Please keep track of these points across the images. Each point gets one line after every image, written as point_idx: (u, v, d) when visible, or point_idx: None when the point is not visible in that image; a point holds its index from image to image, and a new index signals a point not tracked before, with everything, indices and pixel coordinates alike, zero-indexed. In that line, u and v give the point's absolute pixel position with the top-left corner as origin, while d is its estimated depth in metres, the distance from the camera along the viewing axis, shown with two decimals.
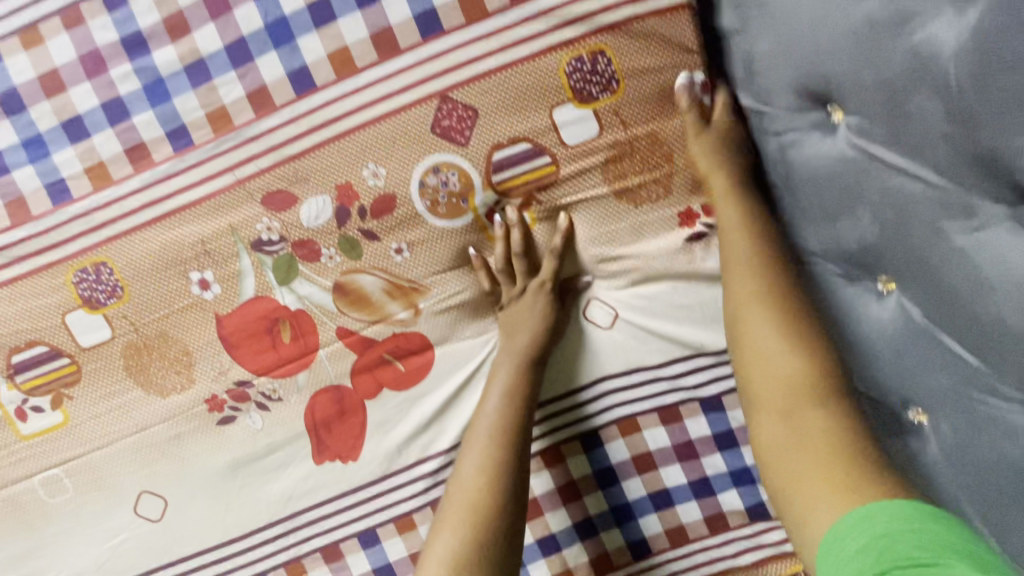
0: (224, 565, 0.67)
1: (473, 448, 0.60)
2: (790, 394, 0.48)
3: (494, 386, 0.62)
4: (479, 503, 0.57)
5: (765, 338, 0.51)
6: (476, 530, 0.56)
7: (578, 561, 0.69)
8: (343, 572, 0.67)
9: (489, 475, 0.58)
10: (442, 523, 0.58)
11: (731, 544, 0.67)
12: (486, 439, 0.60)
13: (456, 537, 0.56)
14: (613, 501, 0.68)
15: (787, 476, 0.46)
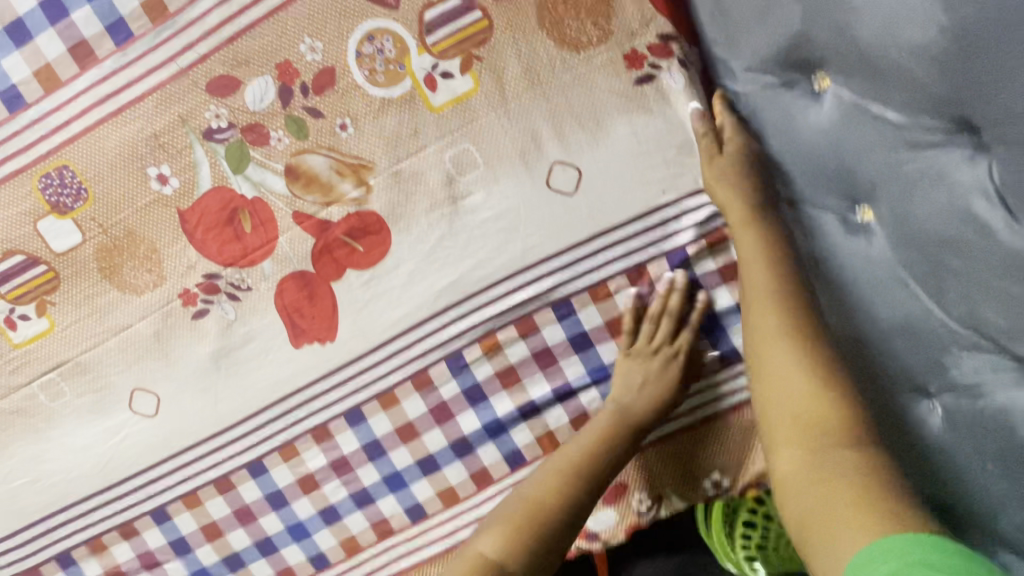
0: (221, 452, 0.70)
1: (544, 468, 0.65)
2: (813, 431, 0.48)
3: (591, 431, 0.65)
4: (534, 520, 0.62)
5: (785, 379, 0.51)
6: (520, 540, 0.61)
7: (560, 424, 0.70)
8: (333, 450, 0.70)
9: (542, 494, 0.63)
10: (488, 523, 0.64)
11: (705, 396, 0.68)
12: (568, 461, 0.65)
13: (505, 541, 0.61)
14: (591, 366, 0.69)
15: (812, 516, 0.44)
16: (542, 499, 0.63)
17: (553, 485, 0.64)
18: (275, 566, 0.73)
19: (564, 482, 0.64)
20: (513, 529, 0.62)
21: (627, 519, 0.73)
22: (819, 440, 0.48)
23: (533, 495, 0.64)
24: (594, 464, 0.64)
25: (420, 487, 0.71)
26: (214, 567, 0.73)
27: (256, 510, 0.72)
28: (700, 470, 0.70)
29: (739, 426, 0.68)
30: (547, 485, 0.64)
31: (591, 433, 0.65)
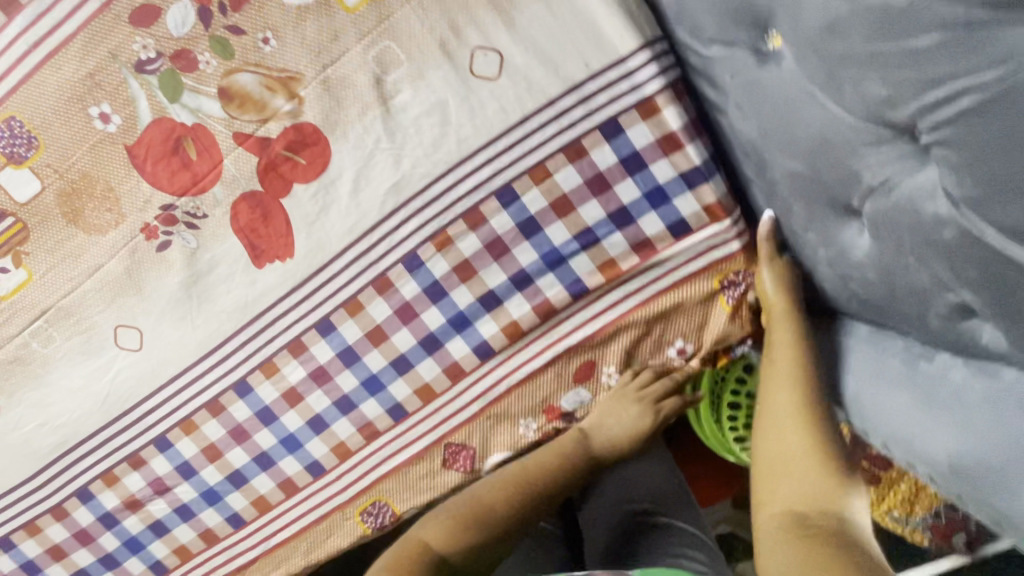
0: (207, 376, 0.75)
1: (507, 472, 0.73)
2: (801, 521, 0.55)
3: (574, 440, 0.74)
4: (478, 517, 0.67)
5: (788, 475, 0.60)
6: (465, 531, 0.66)
7: (522, 312, 0.72)
8: (310, 361, 0.74)
9: (501, 491, 0.70)
10: (437, 516, 0.69)
11: (661, 269, 0.71)
12: (522, 473, 0.72)
13: (445, 530, 0.66)
14: (542, 251, 0.70)
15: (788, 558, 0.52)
16: (489, 501, 0.69)
17: (502, 492, 0.70)
18: (275, 478, 0.78)
19: (518, 489, 0.70)
20: (454, 521, 0.67)
21: (600, 395, 0.76)
22: (811, 475, 0.59)
23: (476, 497, 0.70)
24: (554, 481, 0.72)
25: (397, 387, 0.75)
26: (220, 485, 0.79)
27: (249, 428, 0.76)
28: (664, 339, 0.74)
29: (697, 292, 0.71)
30: (496, 492, 0.70)
31: (559, 446, 0.74)
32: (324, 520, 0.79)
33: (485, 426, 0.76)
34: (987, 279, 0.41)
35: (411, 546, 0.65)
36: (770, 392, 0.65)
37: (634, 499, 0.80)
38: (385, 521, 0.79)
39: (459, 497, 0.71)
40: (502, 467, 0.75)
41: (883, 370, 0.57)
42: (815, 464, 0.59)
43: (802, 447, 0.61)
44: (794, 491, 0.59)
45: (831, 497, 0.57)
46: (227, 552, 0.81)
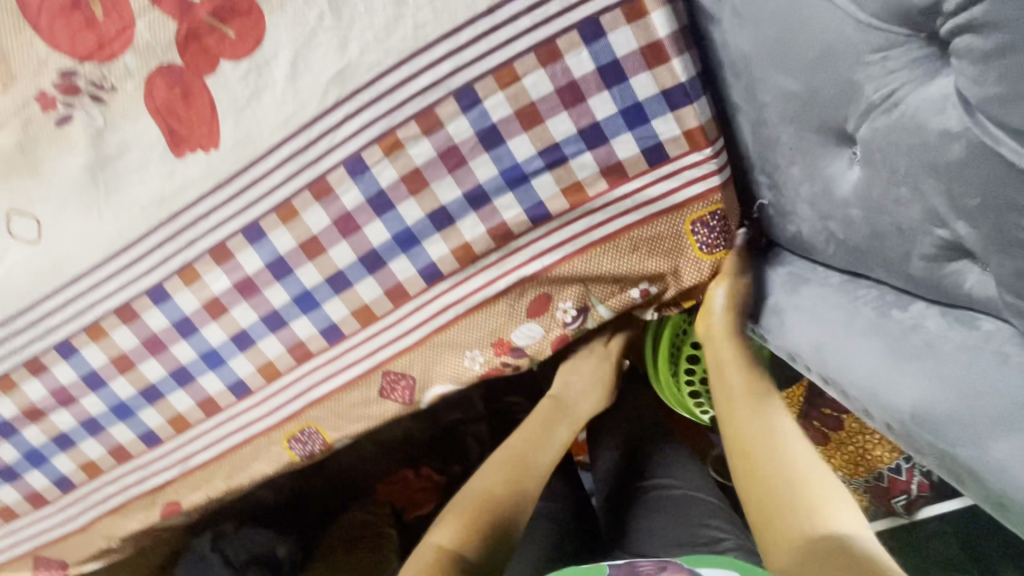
0: (116, 278, 0.66)
1: (495, 463, 0.75)
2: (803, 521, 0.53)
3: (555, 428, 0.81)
4: (482, 507, 0.69)
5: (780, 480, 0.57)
6: (475, 520, 0.67)
7: (475, 235, 0.66)
8: (235, 271, 0.66)
9: (497, 479, 0.73)
10: (443, 519, 0.69)
11: (631, 199, 0.64)
12: (514, 463, 0.75)
13: (458, 533, 0.66)
14: (504, 168, 0.63)
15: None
16: (492, 492, 0.71)
17: (496, 477, 0.73)
18: (195, 396, 0.72)
19: (516, 476, 0.73)
20: (462, 521, 0.67)
21: (553, 332, 0.70)
22: (796, 491, 0.56)
23: (473, 493, 0.72)
24: (540, 453, 0.78)
25: (332, 307, 0.68)
26: (132, 399, 0.72)
27: (165, 339, 0.69)
28: (627, 279, 0.68)
29: (667, 232, 0.65)
30: (492, 480, 0.73)
31: (539, 421, 0.82)
32: (248, 445, 0.74)
33: (427, 355, 0.70)
34: (985, 207, 0.37)
35: (427, 556, 0.64)
36: (733, 425, 0.64)
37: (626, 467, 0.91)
38: (314, 449, 0.74)
39: (460, 496, 0.72)
40: (495, 457, 0.77)
41: (852, 316, 0.53)
42: (800, 483, 0.57)
43: (783, 471, 0.58)
44: (788, 514, 0.55)
45: (822, 511, 0.54)
46: (140, 472, 0.75)
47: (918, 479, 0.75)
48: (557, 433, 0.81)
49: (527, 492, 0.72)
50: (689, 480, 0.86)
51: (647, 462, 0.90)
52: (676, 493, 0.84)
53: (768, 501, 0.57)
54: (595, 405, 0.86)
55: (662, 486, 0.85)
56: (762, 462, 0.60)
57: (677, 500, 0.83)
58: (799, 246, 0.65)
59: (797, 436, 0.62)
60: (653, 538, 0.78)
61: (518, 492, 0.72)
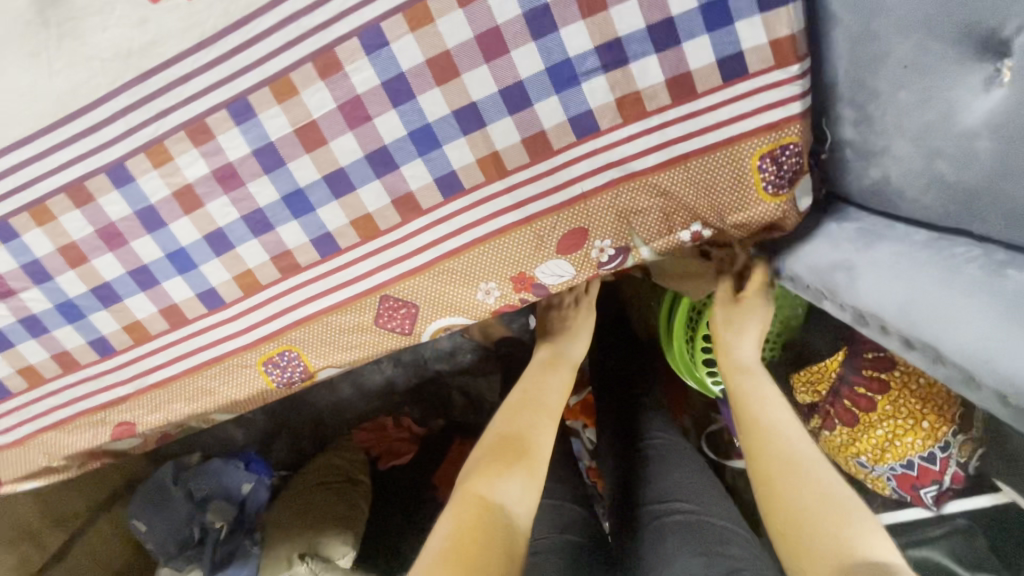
0: (69, 149, 0.55)
1: (515, 410, 0.70)
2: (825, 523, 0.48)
3: (556, 372, 0.78)
4: (515, 452, 0.63)
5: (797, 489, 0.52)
6: (510, 464, 0.62)
7: (508, 144, 0.56)
8: (215, 155, 0.55)
9: (526, 423, 0.68)
10: (476, 467, 0.62)
11: (693, 122, 0.54)
12: (528, 403, 0.71)
13: (497, 480, 0.60)
14: (552, 64, 0.52)
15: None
16: (521, 433, 0.66)
17: (521, 420, 0.68)
18: (159, 302, 0.62)
19: (536, 412, 0.70)
20: (501, 464, 0.62)
21: (584, 273, 0.62)
22: (828, 520, 0.48)
23: (510, 433, 0.66)
24: (546, 387, 0.74)
25: (330, 213, 0.58)
26: (83, 299, 0.61)
27: (124, 231, 0.58)
28: (676, 218, 0.59)
29: (730, 166, 0.55)
30: (514, 424, 0.68)
31: (538, 369, 0.78)
32: (217, 364, 0.64)
33: (435, 281, 0.61)
34: None
35: (467, 503, 0.58)
36: (763, 459, 0.56)
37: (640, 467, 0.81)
38: (294, 377, 0.65)
39: (493, 433, 0.67)
40: (509, 402, 0.72)
41: (952, 275, 0.46)
42: (823, 512, 0.49)
43: (807, 505, 0.50)
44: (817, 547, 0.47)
45: (842, 536, 0.47)
46: (90, 384, 0.66)
47: (952, 470, 0.69)
48: (560, 373, 0.78)
49: (547, 423, 0.69)
50: (707, 504, 0.72)
51: (651, 472, 0.79)
52: (688, 517, 0.69)
53: (801, 540, 0.48)
54: (584, 345, 0.84)
55: (671, 507, 0.71)
56: (794, 505, 0.51)
57: (689, 522, 0.68)
58: (874, 198, 0.55)
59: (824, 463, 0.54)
60: (659, 559, 0.65)
61: (537, 425, 0.68)
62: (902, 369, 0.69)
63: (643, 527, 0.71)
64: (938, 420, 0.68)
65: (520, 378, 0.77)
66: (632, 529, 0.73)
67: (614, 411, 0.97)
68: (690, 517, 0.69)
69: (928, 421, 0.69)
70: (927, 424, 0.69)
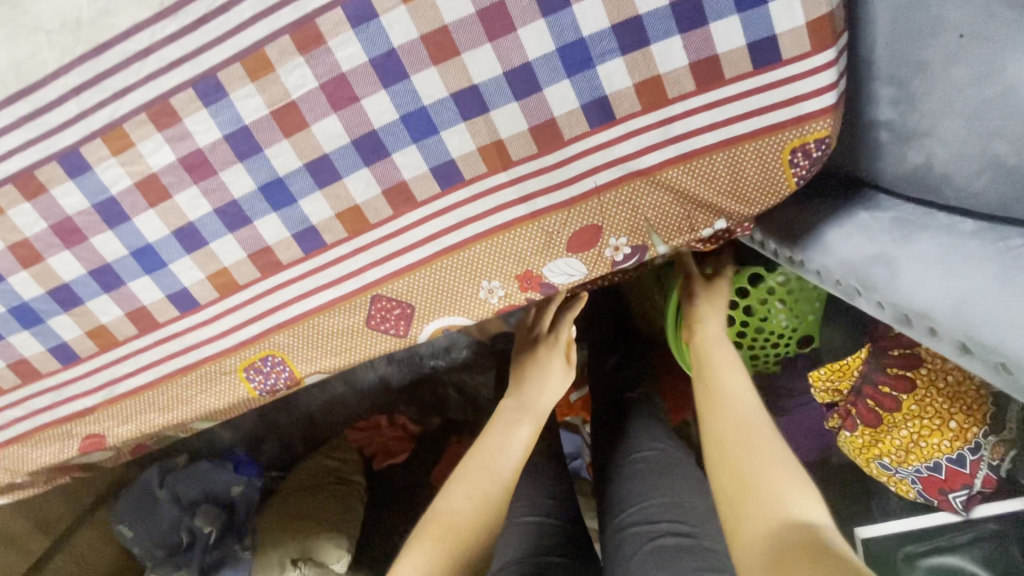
0: (20, 133, 0.49)
1: (461, 482, 0.63)
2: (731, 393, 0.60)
3: (523, 430, 0.70)
4: (456, 539, 0.57)
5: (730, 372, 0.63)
6: (445, 549, 0.55)
7: (514, 133, 0.50)
8: (183, 140, 0.49)
9: (478, 502, 0.61)
10: (413, 545, 0.57)
11: (719, 111, 0.50)
12: (481, 475, 0.63)
13: (430, 560, 0.55)
14: (565, 44, 0.47)
15: (746, 451, 0.54)
16: (459, 508, 0.60)
17: (465, 495, 0.61)
18: (125, 306, 0.55)
19: (482, 482, 0.63)
20: (433, 541, 0.56)
21: (596, 273, 0.56)
22: (780, 483, 0.50)
23: (445, 509, 0.60)
24: (507, 459, 0.66)
25: (313, 205, 0.52)
26: (40, 303, 0.55)
27: (83, 227, 0.52)
28: (696, 215, 0.54)
29: (756, 160, 0.51)
30: (460, 499, 0.61)
31: (503, 430, 0.69)
32: (193, 372, 0.58)
33: (433, 278, 0.55)
34: None
35: None
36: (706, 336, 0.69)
37: (637, 471, 0.77)
38: (278, 384, 0.60)
39: (431, 510, 0.61)
40: (459, 469, 0.65)
41: (1013, 271, 0.41)
42: (769, 470, 0.51)
43: (756, 471, 0.51)
44: (761, 504, 0.49)
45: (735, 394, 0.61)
46: (52, 395, 0.59)
47: (984, 474, 0.65)
48: (519, 433, 0.70)
49: (497, 504, 0.62)
50: (704, 524, 0.68)
51: (642, 486, 0.74)
52: (683, 539, 0.65)
53: (744, 499, 0.50)
54: (558, 388, 0.76)
55: (664, 528, 0.67)
56: (748, 473, 0.52)
57: (680, 546, 0.64)
58: (914, 185, 0.51)
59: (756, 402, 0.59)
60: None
61: (487, 503, 0.61)
62: (928, 367, 0.66)
63: (631, 549, 0.67)
64: (968, 419, 0.65)
65: (481, 439, 0.69)
66: (619, 550, 0.69)
67: (599, 417, 0.92)
68: (687, 540, 0.65)
69: (955, 420, 0.65)
70: (955, 424, 0.65)
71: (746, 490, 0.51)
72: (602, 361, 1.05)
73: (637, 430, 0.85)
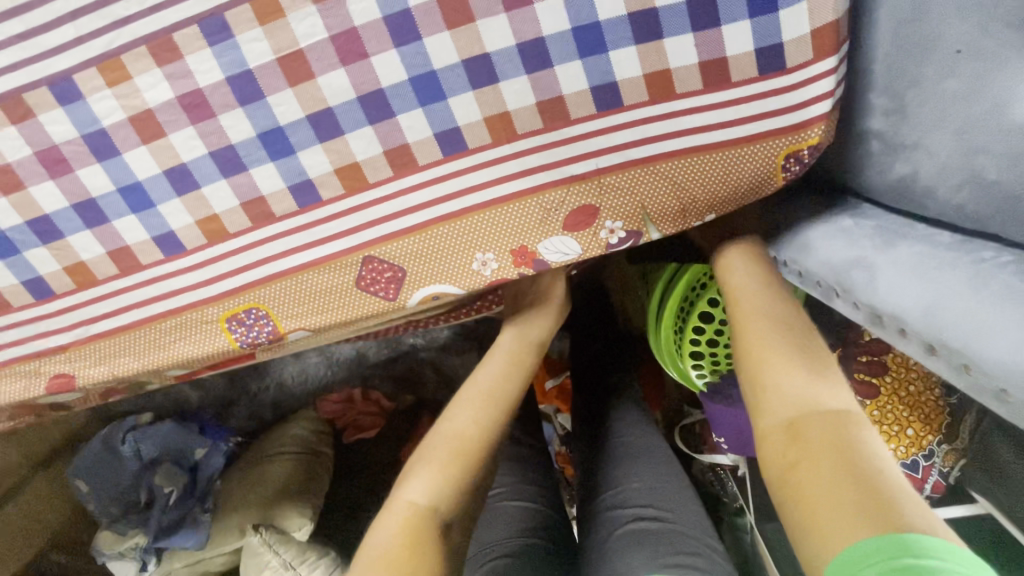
0: (10, 54, 0.47)
1: (469, 402, 0.65)
2: (764, 295, 0.58)
3: (528, 358, 0.73)
4: (462, 453, 0.59)
5: (747, 273, 0.61)
6: (449, 467, 0.58)
7: (520, 106, 0.50)
8: (183, 78, 0.48)
9: (479, 419, 0.63)
10: (420, 461, 0.59)
11: (720, 110, 0.50)
12: (488, 393, 0.66)
13: (434, 477, 0.57)
14: (581, 23, 0.47)
15: (775, 357, 0.52)
16: (466, 431, 0.62)
17: (474, 413, 0.64)
18: (107, 245, 0.54)
19: (489, 406, 0.65)
20: (439, 464, 0.58)
21: (590, 254, 0.57)
22: (800, 377, 0.49)
23: (451, 428, 0.62)
24: (512, 377, 0.69)
25: (311, 158, 0.51)
26: (19, 234, 0.53)
27: (69, 157, 0.50)
28: (691, 206, 0.55)
29: (752, 161, 0.52)
30: (468, 415, 0.64)
31: (502, 359, 0.72)
32: (174, 318, 0.57)
33: (426, 245, 0.55)
34: None
35: (405, 514, 0.54)
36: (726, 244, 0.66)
37: (619, 456, 0.79)
38: (260, 337, 0.59)
39: (435, 429, 0.63)
40: (468, 387, 0.68)
41: (979, 280, 0.43)
42: (794, 359, 0.51)
43: (783, 368, 0.50)
44: (776, 388, 0.49)
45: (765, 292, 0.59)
46: (23, 329, 0.58)
47: (934, 479, 0.69)
48: (527, 364, 0.72)
49: (501, 425, 0.64)
50: (677, 511, 0.69)
51: (619, 472, 0.76)
52: (655, 524, 0.66)
53: (761, 377, 0.51)
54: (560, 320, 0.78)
55: (637, 513, 0.68)
56: (770, 355, 0.52)
57: (656, 530, 0.65)
58: (899, 195, 0.53)
59: (789, 314, 0.56)
60: (621, 565, 0.62)
61: (489, 425, 0.63)
62: (893, 375, 0.69)
63: (605, 532, 0.68)
64: (923, 428, 0.68)
65: (479, 367, 0.71)
66: (594, 533, 0.70)
67: (586, 406, 0.95)
68: (659, 525, 0.66)
69: (912, 428, 0.69)
70: (912, 431, 0.69)
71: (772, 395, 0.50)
72: (585, 344, 1.12)
73: (620, 420, 0.87)
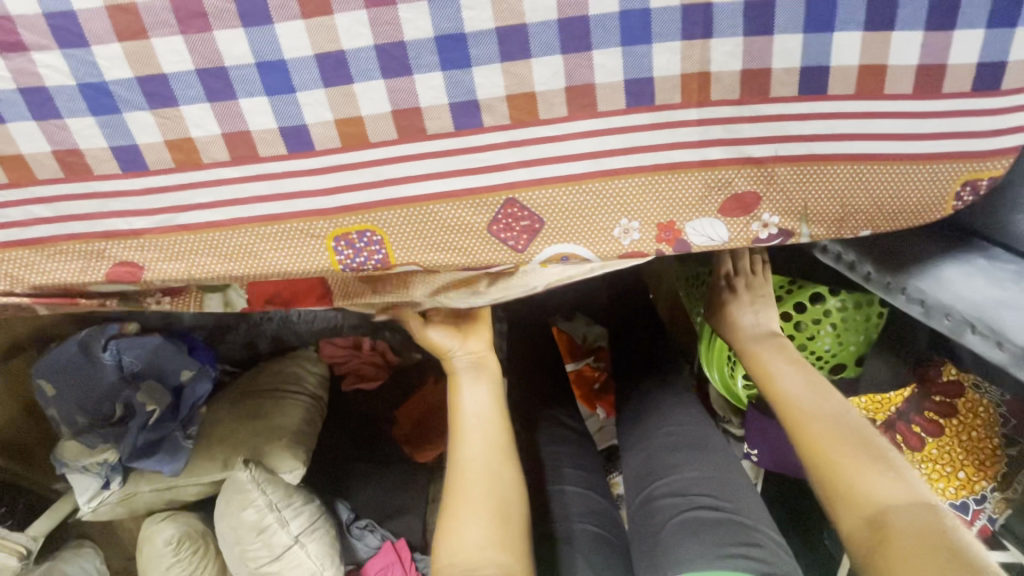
0: None
1: (467, 493, 0.68)
2: (814, 393, 0.67)
3: (467, 414, 0.78)
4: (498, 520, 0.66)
5: (784, 370, 0.71)
6: (492, 539, 0.64)
7: (725, 70, 0.46)
8: None
9: (489, 513, 0.66)
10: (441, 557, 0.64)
11: (920, 120, 0.48)
12: (483, 485, 0.69)
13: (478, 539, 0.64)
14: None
15: (837, 453, 0.60)
16: (486, 471, 0.71)
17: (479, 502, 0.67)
18: (225, 125, 0.47)
19: (491, 503, 0.68)
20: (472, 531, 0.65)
21: (734, 244, 0.54)
22: (873, 473, 0.57)
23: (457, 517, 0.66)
24: (501, 472, 0.71)
25: (487, 77, 0.46)
26: (123, 89, 0.45)
27: (211, 13, 0.43)
28: (850, 215, 0.53)
29: (928, 181, 0.51)
30: (475, 507, 0.67)
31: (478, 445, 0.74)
32: (276, 224, 0.51)
33: (576, 199, 0.51)
34: None
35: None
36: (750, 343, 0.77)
37: (671, 445, 0.83)
38: (367, 263, 0.54)
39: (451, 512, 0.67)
40: (467, 470, 0.71)
41: None
42: (864, 462, 0.58)
43: (847, 455, 0.59)
44: (851, 488, 0.57)
45: (813, 390, 0.67)
46: (95, 204, 0.50)
47: (982, 523, 0.70)
48: (483, 442, 0.74)
49: (508, 510, 0.68)
50: (738, 502, 0.73)
51: (673, 461, 0.80)
52: (714, 513, 0.71)
53: (839, 478, 0.58)
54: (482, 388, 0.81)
55: (693, 502, 0.73)
56: (839, 461, 0.59)
57: (714, 519, 0.70)
58: None
59: (829, 401, 0.66)
60: (674, 558, 0.68)
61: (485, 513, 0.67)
62: (961, 419, 0.71)
63: (659, 521, 0.74)
64: (977, 473, 0.71)
65: (463, 449, 0.73)
66: (648, 520, 0.76)
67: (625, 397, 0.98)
68: (716, 515, 0.71)
69: (965, 471, 0.71)
70: (963, 474, 0.71)
71: (846, 485, 0.57)
72: (632, 333, 1.13)
73: (670, 408, 0.91)
